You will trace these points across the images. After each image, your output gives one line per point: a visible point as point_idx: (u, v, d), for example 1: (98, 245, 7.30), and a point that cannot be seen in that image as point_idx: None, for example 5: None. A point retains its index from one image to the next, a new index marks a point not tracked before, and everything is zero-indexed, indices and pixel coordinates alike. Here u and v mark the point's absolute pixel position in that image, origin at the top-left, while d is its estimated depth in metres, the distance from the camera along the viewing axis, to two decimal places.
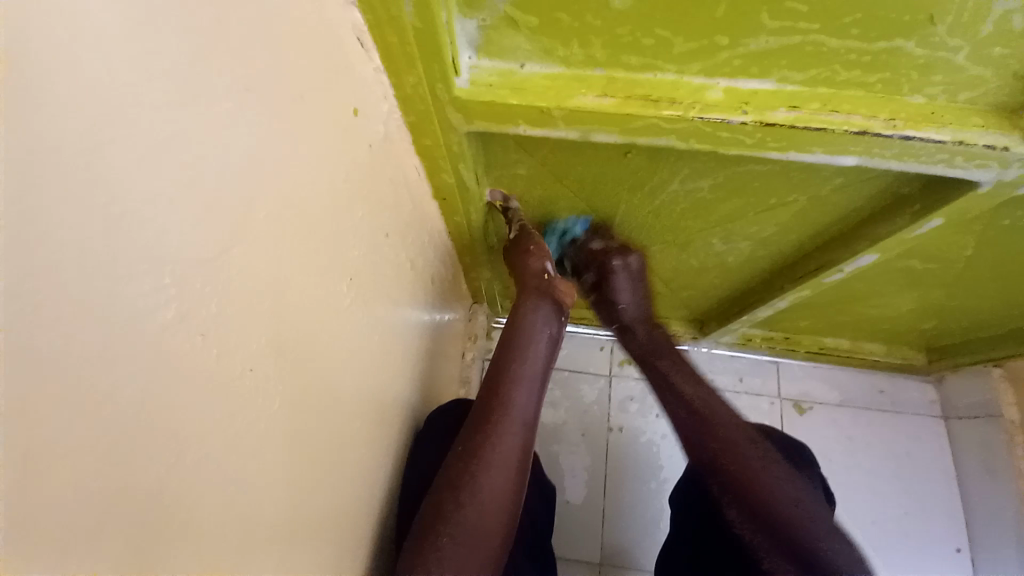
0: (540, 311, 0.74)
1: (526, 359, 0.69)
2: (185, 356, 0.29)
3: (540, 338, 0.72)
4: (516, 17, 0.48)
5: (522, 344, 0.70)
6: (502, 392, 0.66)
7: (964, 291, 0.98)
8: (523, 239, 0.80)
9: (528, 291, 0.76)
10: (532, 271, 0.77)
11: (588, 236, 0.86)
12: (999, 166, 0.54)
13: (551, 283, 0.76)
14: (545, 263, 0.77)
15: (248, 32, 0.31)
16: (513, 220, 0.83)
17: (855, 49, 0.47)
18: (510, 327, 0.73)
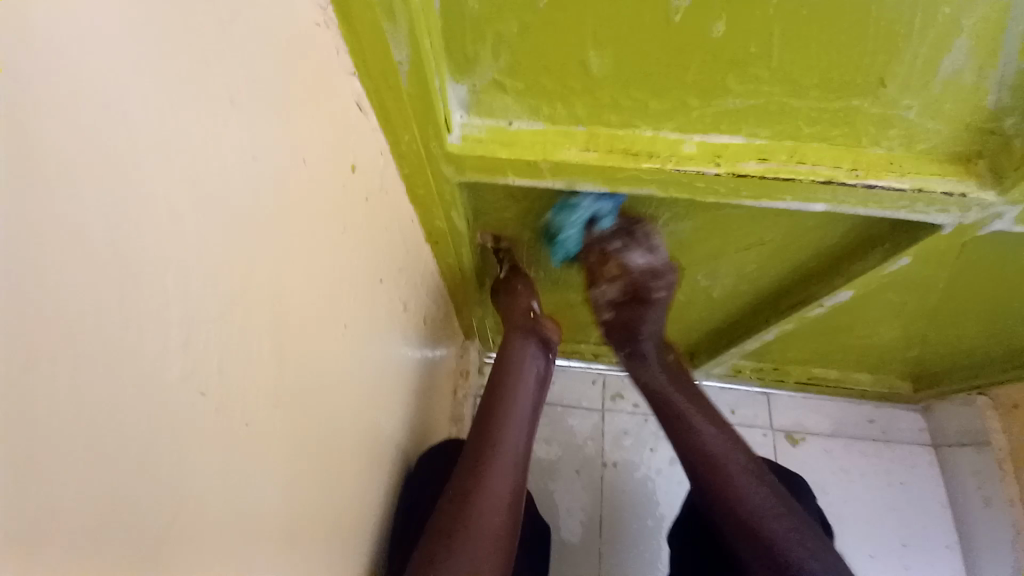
0: (528, 350, 0.77)
1: (515, 398, 0.71)
2: (191, 412, 0.30)
3: (529, 375, 0.74)
4: (505, 82, 0.53)
5: (511, 383, 0.72)
6: (492, 431, 0.67)
7: (943, 322, 1.01)
8: (511, 279, 0.84)
9: (515, 330, 0.79)
10: (520, 309, 0.81)
11: (623, 242, 0.73)
12: (958, 211, 0.58)
13: (538, 321, 0.79)
14: (532, 302, 0.81)
15: (262, 108, 0.35)
16: (502, 259, 0.85)
17: (815, 107, 0.52)
18: (499, 367, 0.75)
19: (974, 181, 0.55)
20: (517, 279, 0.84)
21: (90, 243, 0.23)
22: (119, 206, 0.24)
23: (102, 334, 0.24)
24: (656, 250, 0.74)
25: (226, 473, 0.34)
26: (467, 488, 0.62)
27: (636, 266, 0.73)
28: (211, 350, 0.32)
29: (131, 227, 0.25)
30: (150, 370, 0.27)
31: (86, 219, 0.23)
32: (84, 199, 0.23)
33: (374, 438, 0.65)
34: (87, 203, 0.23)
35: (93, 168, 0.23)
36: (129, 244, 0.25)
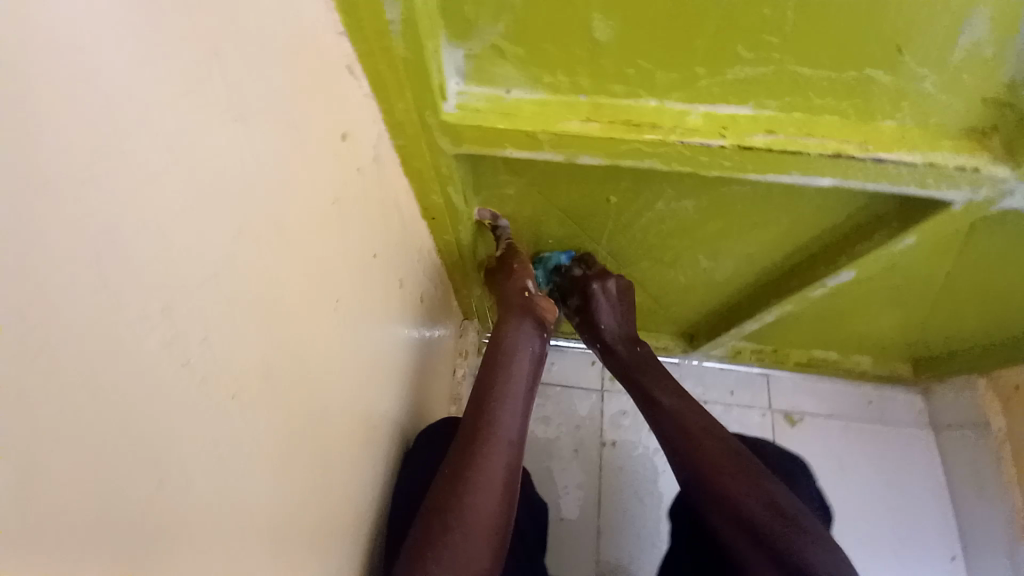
0: (523, 332, 0.76)
1: (511, 379, 0.70)
2: (180, 385, 0.29)
3: (524, 356, 0.73)
4: (503, 48, 0.51)
5: (507, 364, 0.72)
6: (487, 412, 0.67)
7: (948, 304, 1.00)
8: (506, 261, 0.83)
9: (510, 311, 0.78)
10: (515, 290, 0.79)
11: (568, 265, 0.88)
12: (970, 187, 0.56)
13: (533, 300, 0.78)
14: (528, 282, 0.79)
15: (246, 69, 0.33)
16: (501, 238, 0.84)
17: (828, 77, 0.49)
18: (494, 349, 0.74)
19: (988, 155, 0.53)
20: (511, 261, 0.83)
21: (62, 202, 0.21)
22: (98, 164, 0.23)
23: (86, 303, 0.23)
24: (593, 263, 0.88)
25: (220, 448, 0.34)
26: (461, 470, 0.61)
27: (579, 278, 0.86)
28: (200, 321, 0.30)
29: (111, 188, 0.24)
30: (134, 342, 0.26)
31: (51, 177, 0.21)
32: (55, 155, 0.21)
33: (371, 415, 0.64)
34: (57, 160, 0.21)
35: (63, 122, 0.21)
36: (113, 208, 0.24)
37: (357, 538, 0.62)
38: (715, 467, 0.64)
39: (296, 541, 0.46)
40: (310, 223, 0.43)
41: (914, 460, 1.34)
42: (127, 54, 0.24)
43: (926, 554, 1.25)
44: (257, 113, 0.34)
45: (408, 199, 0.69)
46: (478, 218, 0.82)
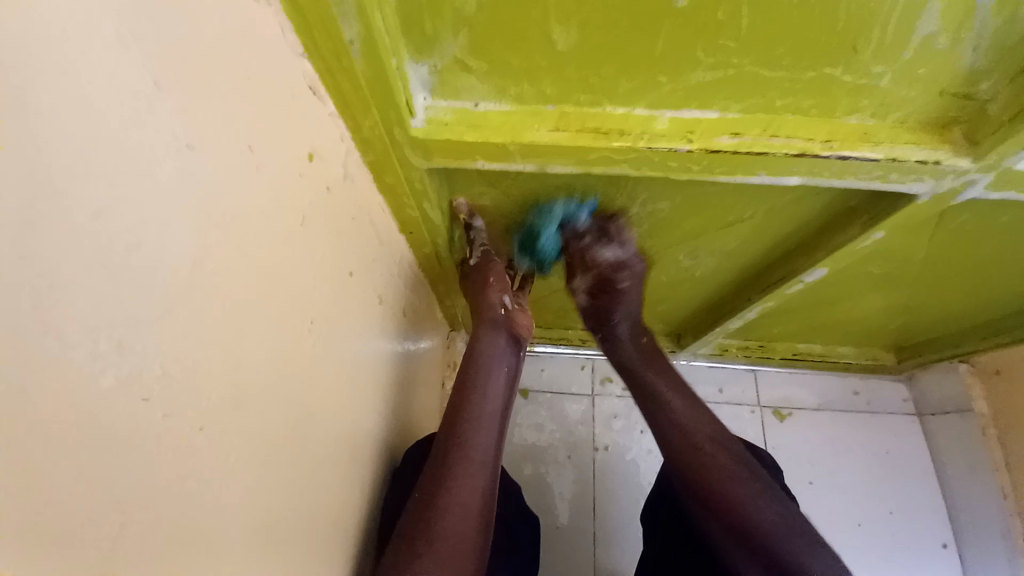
0: (496, 345, 0.76)
1: (479, 396, 0.70)
2: (133, 419, 0.29)
3: (498, 372, 0.74)
4: (468, 62, 0.51)
5: (479, 380, 0.71)
6: (458, 432, 0.66)
7: (927, 292, 1.02)
8: (483, 269, 0.81)
9: (484, 324, 0.78)
10: (489, 305, 0.79)
11: (594, 238, 0.75)
12: (932, 178, 0.57)
13: (508, 317, 0.79)
14: (504, 296, 0.79)
15: (191, 95, 0.32)
16: (474, 241, 0.81)
17: (787, 78, 0.50)
18: (466, 364, 0.74)
19: (950, 148, 0.54)
20: (487, 271, 0.81)
21: None
22: (18, 204, 0.22)
23: (14, 352, 0.22)
24: (625, 244, 0.77)
25: (183, 479, 0.33)
26: (434, 491, 0.61)
27: (604, 260, 0.76)
28: (151, 353, 0.30)
29: (45, 229, 0.24)
30: (78, 381, 0.26)
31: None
32: None
33: (355, 432, 0.64)
34: None
35: None
36: (41, 245, 0.23)
37: (345, 556, 0.61)
38: (709, 469, 0.64)
39: (278, 563, 0.46)
40: (275, 243, 0.43)
41: (903, 446, 1.36)
42: (51, 90, 0.24)
43: (920, 541, 1.26)
44: (207, 138, 0.34)
45: (383, 213, 0.69)
46: (455, 211, 0.76)
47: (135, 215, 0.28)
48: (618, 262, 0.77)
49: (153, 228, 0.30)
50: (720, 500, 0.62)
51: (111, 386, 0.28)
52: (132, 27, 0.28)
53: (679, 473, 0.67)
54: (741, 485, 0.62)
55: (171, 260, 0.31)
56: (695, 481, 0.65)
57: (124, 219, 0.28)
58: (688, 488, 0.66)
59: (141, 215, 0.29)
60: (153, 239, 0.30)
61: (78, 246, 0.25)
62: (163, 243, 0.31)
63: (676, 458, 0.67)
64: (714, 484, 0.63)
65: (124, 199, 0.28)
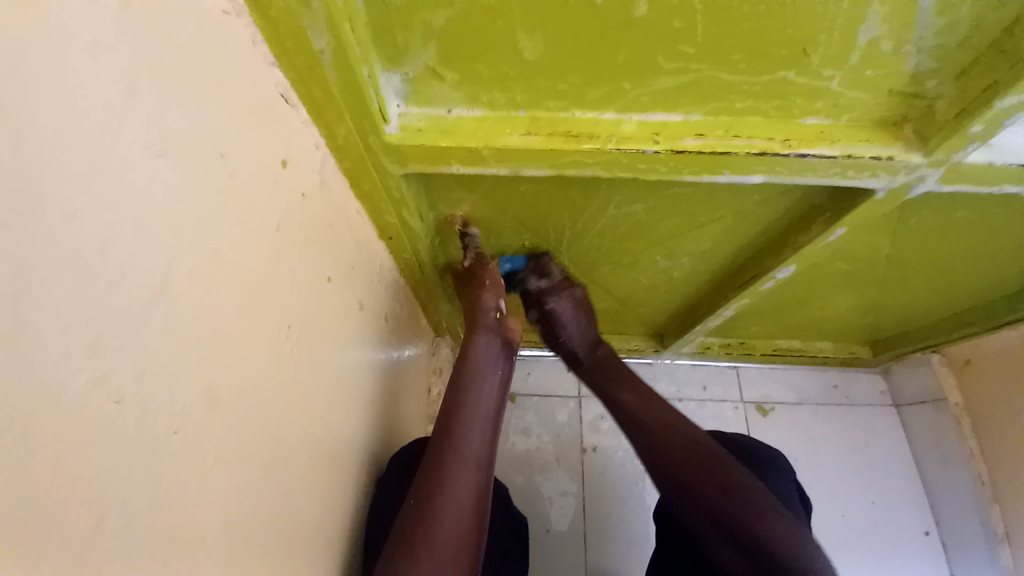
0: (490, 350, 0.76)
1: (472, 399, 0.71)
2: (109, 420, 0.30)
3: (492, 375, 0.75)
4: (439, 71, 0.52)
5: (474, 383, 0.73)
6: (453, 435, 0.67)
7: (894, 288, 1.05)
8: (478, 272, 0.83)
9: (479, 329, 0.78)
10: (484, 305, 0.80)
11: (525, 273, 0.89)
12: (887, 174, 0.59)
13: (503, 320, 0.80)
14: (499, 299, 0.80)
15: (161, 100, 0.33)
16: (469, 247, 0.84)
17: (746, 81, 0.52)
18: (460, 367, 0.75)
19: (902, 144, 0.57)
20: (483, 274, 0.83)
21: None
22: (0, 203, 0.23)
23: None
24: (553, 274, 0.89)
25: (159, 481, 0.33)
26: (428, 493, 0.62)
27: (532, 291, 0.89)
28: (125, 354, 0.30)
29: (23, 229, 0.24)
30: (56, 380, 0.26)
31: None
32: None
33: (336, 439, 0.64)
34: None
35: None
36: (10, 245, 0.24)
37: (329, 562, 0.61)
38: (683, 459, 0.66)
39: (258, 570, 0.45)
40: (251, 249, 0.43)
41: (882, 439, 1.39)
42: (20, 98, 0.24)
43: (901, 530, 1.29)
44: (181, 145, 0.35)
45: (363, 221, 0.70)
46: (450, 224, 0.81)
47: (107, 220, 0.29)
48: (547, 290, 0.89)
49: (126, 233, 0.30)
50: (697, 491, 0.64)
51: (84, 389, 0.28)
52: (102, 38, 0.29)
53: (672, 479, 0.67)
54: (723, 473, 0.64)
55: (146, 263, 0.32)
56: (673, 473, 0.67)
57: (96, 224, 0.28)
58: (675, 486, 0.66)
59: (114, 220, 0.30)
60: (127, 243, 0.30)
61: (50, 248, 0.26)
62: (137, 247, 0.31)
63: (653, 454, 0.69)
64: (691, 475, 0.65)
65: (96, 205, 0.28)
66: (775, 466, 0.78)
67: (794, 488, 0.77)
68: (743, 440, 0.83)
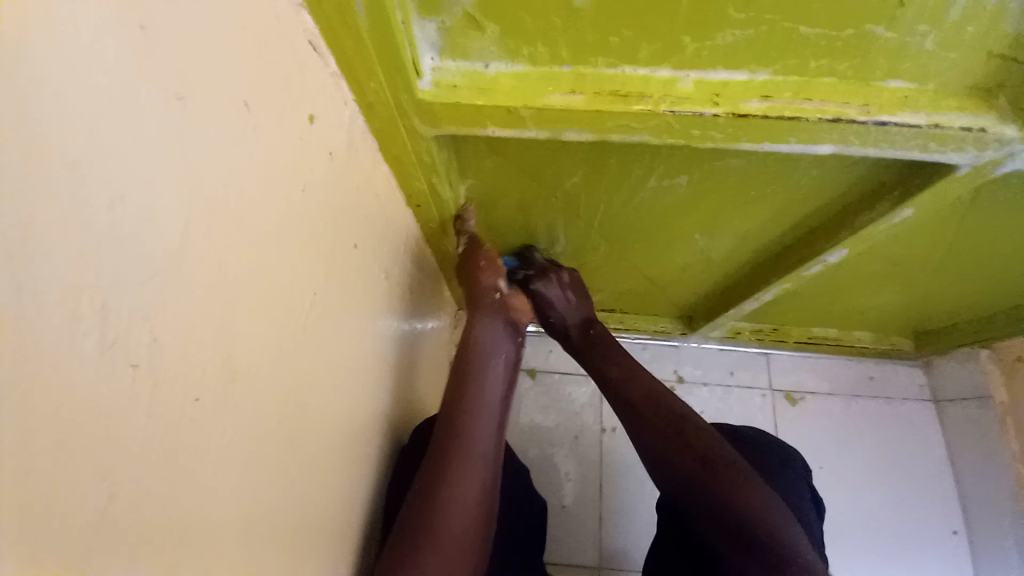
0: (495, 334, 0.73)
1: (478, 386, 0.68)
2: (122, 387, 0.27)
3: (497, 362, 0.71)
4: (477, 20, 0.47)
5: (479, 372, 0.69)
6: (458, 426, 0.64)
7: (950, 277, 0.98)
8: (472, 253, 0.76)
9: (482, 311, 0.74)
10: (484, 287, 0.75)
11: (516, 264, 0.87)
12: (974, 149, 0.53)
13: (505, 301, 0.75)
14: (499, 280, 0.75)
15: (177, 37, 0.30)
16: (463, 231, 0.79)
17: (824, 36, 0.46)
18: (465, 352, 0.71)
19: (995, 115, 0.50)
20: (478, 252, 0.76)
21: None
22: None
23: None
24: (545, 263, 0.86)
25: (175, 452, 0.32)
26: (434, 487, 0.60)
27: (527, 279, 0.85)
28: (139, 317, 0.28)
29: (25, 169, 0.22)
30: (65, 341, 0.24)
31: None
32: None
33: (358, 410, 0.63)
34: None
35: None
36: (8, 191, 0.21)
37: (348, 532, 0.61)
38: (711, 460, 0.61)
39: (275, 541, 0.44)
40: (273, 210, 0.40)
41: (918, 435, 1.33)
42: (11, 19, 0.21)
43: (929, 528, 1.25)
44: (199, 90, 0.32)
45: (389, 187, 0.67)
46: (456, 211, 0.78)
47: (118, 168, 0.26)
48: (539, 275, 0.84)
49: (138, 183, 0.28)
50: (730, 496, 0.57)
51: (93, 354, 0.26)
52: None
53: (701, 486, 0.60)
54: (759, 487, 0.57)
55: (161, 218, 0.29)
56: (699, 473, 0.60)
57: (105, 172, 0.26)
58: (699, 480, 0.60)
59: (126, 170, 0.27)
60: (139, 195, 0.28)
61: (54, 192, 0.23)
62: (152, 200, 0.28)
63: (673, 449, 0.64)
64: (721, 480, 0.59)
65: (105, 151, 0.25)
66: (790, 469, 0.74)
67: (806, 493, 0.73)
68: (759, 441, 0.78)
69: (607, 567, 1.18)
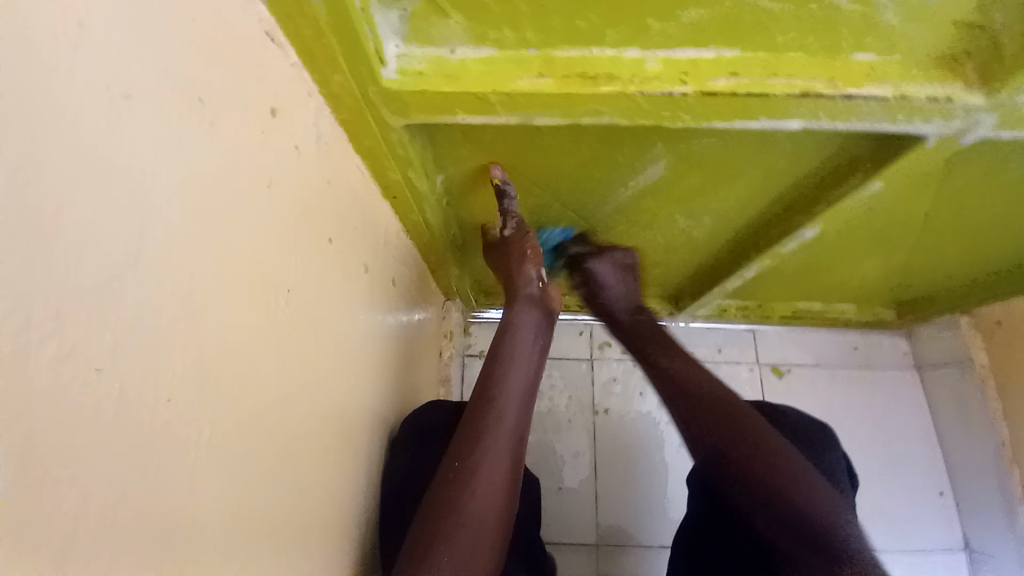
0: (531, 322, 0.75)
1: (511, 368, 0.69)
2: (91, 394, 0.27)
3: (532, 345, 0.73)
4: (441, 5, 0.47)
5: (514, 355, 0.71)
6: (489, 406, 0.66)
7: (930, 245, 0.98)
8: (517, 242, 0.78)
9: (521, 301, 0.76)
10: (525, 279, 0.77)
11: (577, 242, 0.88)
12: (942, 118, 0.53)
13: (545, 292, 0.78)
14: (539, 271, 0.78)
15: (118, 34, 0.29)
16: (509, 214, 0.76)
17: (788, 10, 0.46)
18: (500, 336, 0.73)
19: (961, 83, 0.50)
20: (524, 244, 0.79)
21: None
22: None
23: None
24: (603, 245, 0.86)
25: (151, 455, 0.32)
26: (463, 462, 0.62)
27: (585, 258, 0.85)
28: (102, 324, 0.28)
29: None
30: (25, 346, 0.24)
31: None
32: None
33: (347, 405, 0.63)
34: None
35: None
36: None
37: (344, 524, 0.62)
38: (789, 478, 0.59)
39: (268, 535, 0.45)
40: (239, 209, 0.40)
41: (903, 402, 1.36)
42: None
43: (915, 490, 1.28)
44: (147, 87, 0.31)
45: (364, 179, 0.66)
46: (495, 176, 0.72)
47: (52, 165, 0.25)
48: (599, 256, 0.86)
49: (79, 183, 0.26)
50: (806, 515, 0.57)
51: (55, 366, 0.26)
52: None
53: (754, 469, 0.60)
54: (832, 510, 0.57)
55: (115, 219, 0.29)
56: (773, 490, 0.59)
57: (44, 175, 0.25)
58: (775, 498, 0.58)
59: (60, 167, 0.26)
60: (90, 198, 0.27)
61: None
62: (104, 201, 0.28)
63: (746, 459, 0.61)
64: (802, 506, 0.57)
65: (39, 153, 0.25)
66: (823, 446, 0.76)
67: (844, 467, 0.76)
68: (793, 415, 0.80)
69: (604, 544, 1.21)
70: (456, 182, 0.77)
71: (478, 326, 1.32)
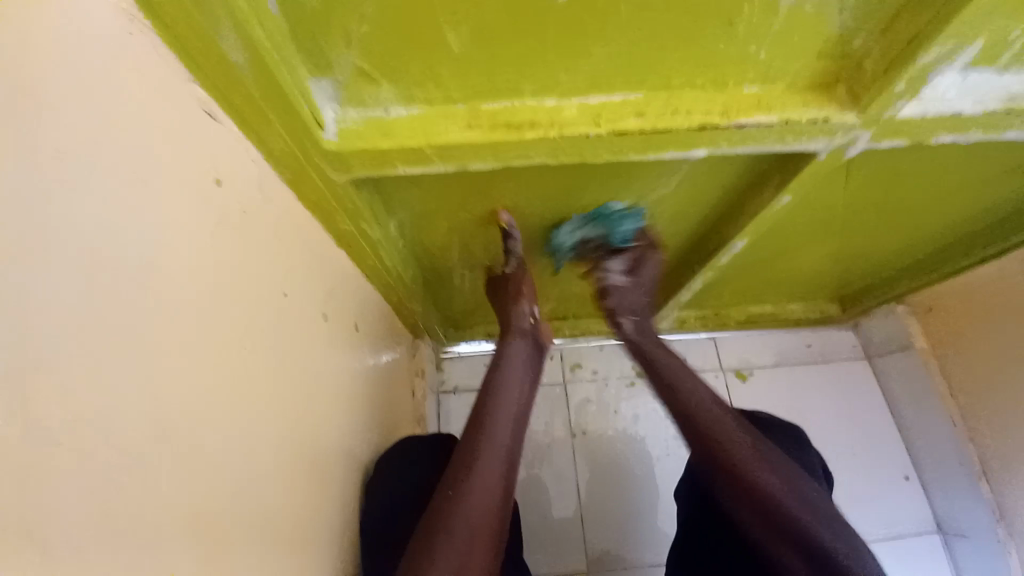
0: (522, 351, 0.80)
1: (502, 399, 0.72)
2: (49, 466, 0.29)
3: (521, 374, 0.77)
4: (369, 73, 0.52)
5: (505, 383, 0.75)
6: (481, 433, 0.68)
7: (855, 242, 1.07)
8: (516, 279, 0.85)
9: (513, 333, 0.82)
10: (519, 314, 0.83)
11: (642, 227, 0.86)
12: (824, 136, 0.61)
13: (536, 328, 0.84)
14: (533, 308, 0.84)
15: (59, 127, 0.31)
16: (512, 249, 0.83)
17: (676, 57, 0.52)
18: (491, 368, 0.77)
19: (836, 106, 0.58)
20: (521, 281, 0.85)
21: None
22: None
23: None
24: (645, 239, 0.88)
25: (112, 520, 0.32)
26: (460, 485, 0.63)
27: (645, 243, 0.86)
28: (59, 394, 0.29)
29: None
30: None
31: None
32: None
33: (318, 453, 0.64)
34: None
35: None
36: None
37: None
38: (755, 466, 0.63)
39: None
40: (189, 273, 0.42)
41: (859, 390, 1.43)
42: None
43: (883, 474, 1.35)
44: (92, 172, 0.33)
45: (315, 231, 0.68)
46: (500, 219, 0.80)
47: (5, 250, 0.27)
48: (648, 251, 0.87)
49: (29, 268, 0.28)
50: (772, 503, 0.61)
51: (17, 440, 0.27)
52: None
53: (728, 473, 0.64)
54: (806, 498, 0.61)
55: (67, 294, 0.31)
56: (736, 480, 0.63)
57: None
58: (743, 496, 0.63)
59: (10, 251, 0.27)
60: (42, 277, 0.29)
61: None
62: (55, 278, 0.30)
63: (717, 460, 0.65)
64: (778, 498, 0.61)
65: None
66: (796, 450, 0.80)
67: (818, 467, 0.80)
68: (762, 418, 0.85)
69: (597, 567, 1.21)
70: (409, 224, 0.81)
71: (449, 362, 1.34)
